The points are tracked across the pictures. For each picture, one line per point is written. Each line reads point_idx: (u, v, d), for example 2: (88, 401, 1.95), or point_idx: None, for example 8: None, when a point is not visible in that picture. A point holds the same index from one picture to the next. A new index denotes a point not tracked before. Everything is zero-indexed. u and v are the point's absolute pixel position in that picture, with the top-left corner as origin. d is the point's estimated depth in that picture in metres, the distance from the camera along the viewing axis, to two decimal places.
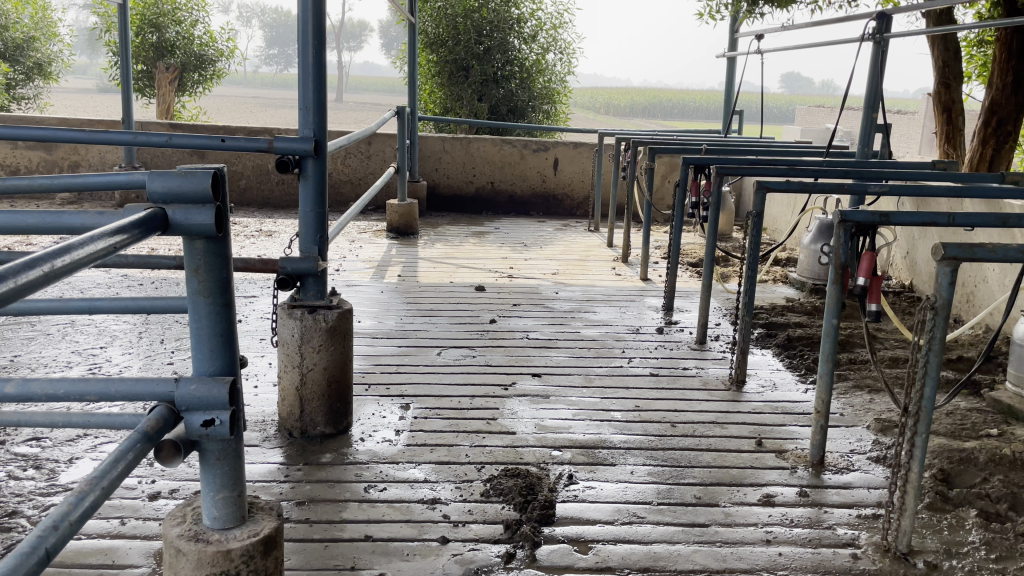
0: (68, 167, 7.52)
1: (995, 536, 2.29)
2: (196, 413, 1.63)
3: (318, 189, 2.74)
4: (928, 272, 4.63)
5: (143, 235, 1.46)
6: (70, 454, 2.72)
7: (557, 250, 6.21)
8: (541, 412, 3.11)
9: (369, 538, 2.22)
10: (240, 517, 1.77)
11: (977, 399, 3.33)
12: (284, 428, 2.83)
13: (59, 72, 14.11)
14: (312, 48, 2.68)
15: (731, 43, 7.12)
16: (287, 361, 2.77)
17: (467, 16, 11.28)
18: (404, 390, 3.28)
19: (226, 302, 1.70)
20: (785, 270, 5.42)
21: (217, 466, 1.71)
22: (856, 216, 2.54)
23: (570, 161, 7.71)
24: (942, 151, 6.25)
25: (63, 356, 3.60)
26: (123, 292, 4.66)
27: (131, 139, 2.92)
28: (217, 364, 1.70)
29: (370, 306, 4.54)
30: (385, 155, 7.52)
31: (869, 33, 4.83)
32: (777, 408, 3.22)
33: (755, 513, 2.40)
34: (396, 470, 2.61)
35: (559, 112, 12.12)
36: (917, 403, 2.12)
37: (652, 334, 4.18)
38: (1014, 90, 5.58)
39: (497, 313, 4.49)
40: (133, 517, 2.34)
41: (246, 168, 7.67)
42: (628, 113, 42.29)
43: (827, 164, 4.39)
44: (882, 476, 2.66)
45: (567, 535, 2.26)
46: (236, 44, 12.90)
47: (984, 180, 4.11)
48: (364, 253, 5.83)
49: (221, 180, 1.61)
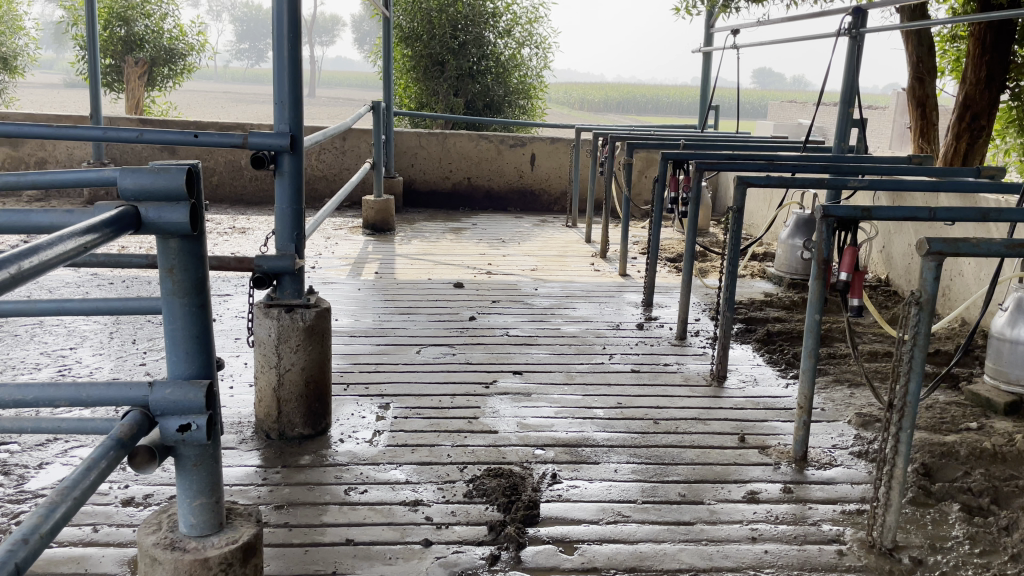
0: (35, 163, 7.36)
1: (978, 530, 2.29)
2: (171, 417, 1.58)
3: (295, 186, 2.68)
4: (905, 266, 4.65)
5: (115, 234, 1.41)
6: (39, 459, 2.64)
7: (535, 246, 6.17)
8: (522, 410, 3.08)
9: (351, 542, 2.18)
10: (219, 524, 1.72)
11: (956, 393, 3.35)
12: (261, 430, 2.77)
13: (25, 67, 13.83)
14: (288, 41, 2.63)
15: (708, 38, 7.12)
16: (264, 362, 2.72)
17: (442, 10, 11.24)
18: (383, 390, 3.24)
19: (202, 304, 1.65)
20: (762, 265, 5.43)
21: (193, 472, 1.66)
22: (838, 211, 2.52)
23: (547, 156, 7.68)
24: (916, 146, 6.30)
25: (31, 358, 3.51)
26: (93, 292, 4.56)
27: (101, 135, 2.83)
28: (193, 367, 1.64)
29: (346, 304, 4.48)
30: (360, 150, 7.44)
31: (845, 28, 4.84)
32: (759, 404, 3.22)
33: (740, 510, 2.39)
34: (377, 471, 2.57)
35: (535, 107, 12.08)
36: (902, 398, 2.11)
37: (632, 330, 4.16)
38: (987, 86, 5.62)
39: (477, 310, 4.45)
40: (105, 524, 2.27)
41: (219, 164, 7.56)
42: (603, 109, 42.30)
43: (805, 159, 4.40)
44: (864, 471, 2.66)
45: (552, 536, 2.23)
46: (206, 38, 12.71)
47: (961, 174, 4.13)
48: (340, 250, 5.76)
49: (196, 176, 1.56)
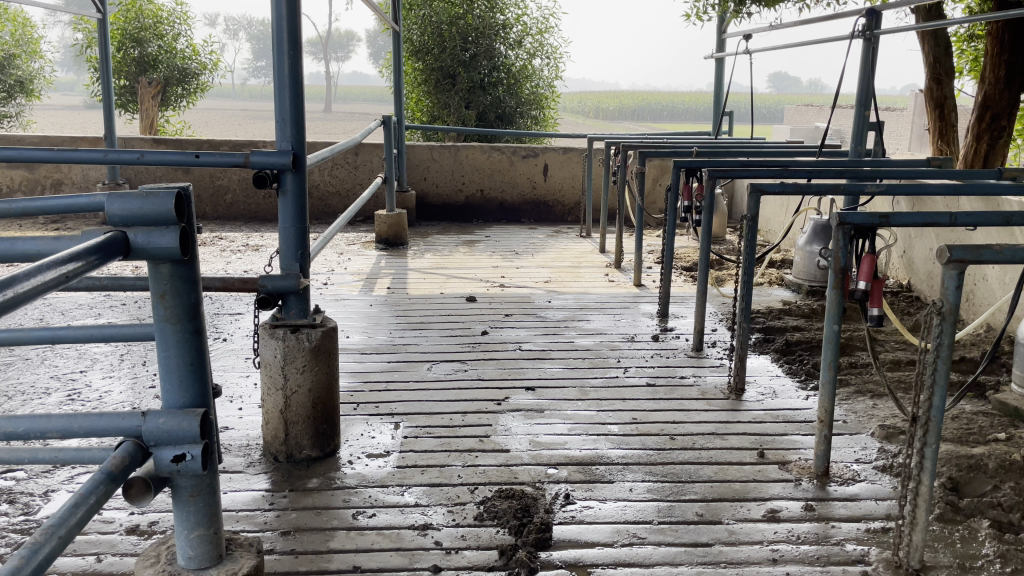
0: (51, 185, 7.42)
1: (1009, 547, 2.20)
2: (166, 447, 1.52)
3: (298, 205, 2.64)
4: (927, 271, 4.55)
5: (102, 261, 1.37)
6: (45, 487, 2.62)
7: (549, 257, 6.11)
8: (535, 427, 3.02)
9: (357, 569, 2.12)
10: (218, 556, 1.67)
11: (983, 402, 3.25)
12: (269, 452, 2.73)
13: (42, 90, 14.05)
14: (288, 59, 2.60)
15: (720, 43, 7.04)
16: (270, 383, 2.67)
17: (452, 23, 11.24)
18: (393, 408, 3.19)
19: (196, 329, 1.61)
20: (781, 272, 5.34)
21: (190, 503, 1.62)
22: (854, 219, 2.44)
23: (560, 166, 7.63)
24: (935, 148, 6.18)
25: (41, 382, 3.50)
26: (105, 313, 4.56)
27: (101, 156, 2.80)
28: (187, 397, 1.59)
29: (358, 320, 4.44)
30: (372, 165, 7.42)
31: (859, 30, 4.76)
32: (778, 417, 3.13)
33: (760, 530, 2.31)
34: (386, 494, 2.51)
35: (547, 118, 12.06)
36: (926, 411, 2.03)
37: (647, 342, 4.09)
38: (1007, 85, 5.51)
39: (489, 324, 4.39)
40: (109, 553, 2.23)
41: (232, 183, 7.58)
42: (618, 117, 42.32)
43: (823, 165, 4.31)
44: (889, 486, 2.57)
45: (564, 560, 2.17)
46: (219, 57, 12.80)
47: (981, 176, 4.04)
48: (353, 266, 5.73)
49: (185, 200, 1.52)
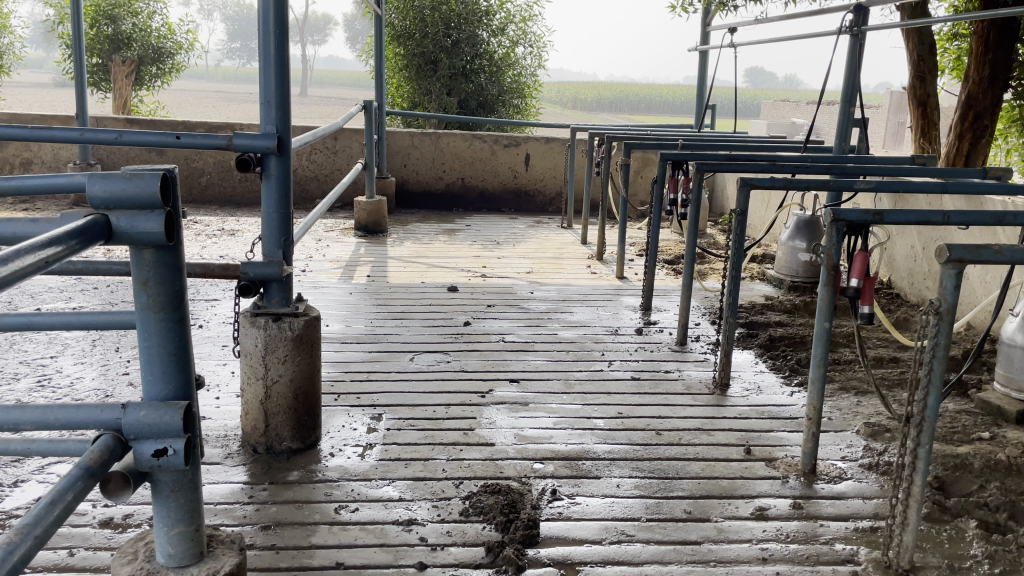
0: (19, 164, 7.23)
1: (997, 548, 2.19)
2: (146, 441, 1.44)
3: (282, 190, 2.57)
4: (908, 269, 4.56)
5: (83, 245, 1.29)
6: (14, 477, 2.53)
7: (530, 248, 6.07)
8: (520, 421, 2.98)
9: (341, 565, 2.07)
10: (199, 554, 1.61)
11: (965, 401, 3.27)
12: (248, 444, 2.66)
13: (11, 66, 13.74)
14: (274, 39, 2.51)
15: (704, 35, 7.02)
16: (250, 373, 2.60)
17: (435, 8, 11.14)
18: (375, 400, 3.13)
19: (180, 319, 1.54)
20: (763, 267, 5.35)
21: (171, 499, 1.55)
22: (849, 214, 2.41)
23: (541, 156, 7.58)
24: (917, 146, 6.21)
25: (10, 367, 3.39)
26: (76, 297, 4.44)
27: (78, 135, 2.68)
28: (169, 388, 1.53)
29: (337, 308, 4.37)
30: (351, 151, 7.32)
31: (847, 26, 4.74)
32: (764, 413, 3.12)
33: (749, 528, 2.29)
34: (369, 488, 2.46)
35: (529, 107, 12.02)
36: (920, 412, 2.00)
37: (631, 335, 4.06)
38: (990, 84, 5.55)
39: (472, 315, 4.34)
40: (82, 547, 2.16)
41: (208, 165, 7.45)
42: (594, 107, 42.38)
43: (807, 161, 4.29)
44: (876, 484, 2.56)
45: (553, 558, 2.13)
46: (195, 37, 12.61)
47: (966, 175, 4.02)
48: (332, 253, 5.65)
49: (170, 182, 1.45)
